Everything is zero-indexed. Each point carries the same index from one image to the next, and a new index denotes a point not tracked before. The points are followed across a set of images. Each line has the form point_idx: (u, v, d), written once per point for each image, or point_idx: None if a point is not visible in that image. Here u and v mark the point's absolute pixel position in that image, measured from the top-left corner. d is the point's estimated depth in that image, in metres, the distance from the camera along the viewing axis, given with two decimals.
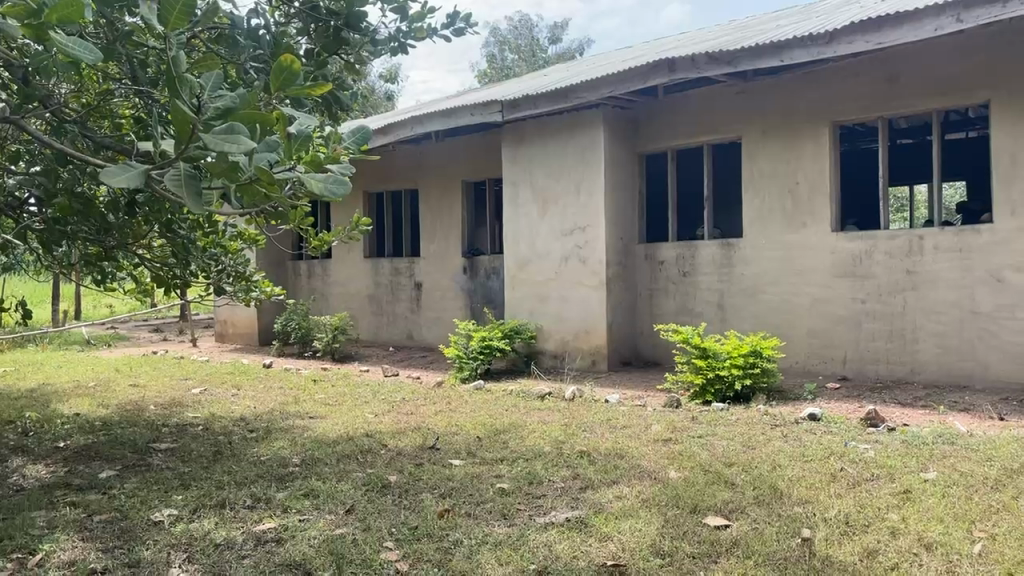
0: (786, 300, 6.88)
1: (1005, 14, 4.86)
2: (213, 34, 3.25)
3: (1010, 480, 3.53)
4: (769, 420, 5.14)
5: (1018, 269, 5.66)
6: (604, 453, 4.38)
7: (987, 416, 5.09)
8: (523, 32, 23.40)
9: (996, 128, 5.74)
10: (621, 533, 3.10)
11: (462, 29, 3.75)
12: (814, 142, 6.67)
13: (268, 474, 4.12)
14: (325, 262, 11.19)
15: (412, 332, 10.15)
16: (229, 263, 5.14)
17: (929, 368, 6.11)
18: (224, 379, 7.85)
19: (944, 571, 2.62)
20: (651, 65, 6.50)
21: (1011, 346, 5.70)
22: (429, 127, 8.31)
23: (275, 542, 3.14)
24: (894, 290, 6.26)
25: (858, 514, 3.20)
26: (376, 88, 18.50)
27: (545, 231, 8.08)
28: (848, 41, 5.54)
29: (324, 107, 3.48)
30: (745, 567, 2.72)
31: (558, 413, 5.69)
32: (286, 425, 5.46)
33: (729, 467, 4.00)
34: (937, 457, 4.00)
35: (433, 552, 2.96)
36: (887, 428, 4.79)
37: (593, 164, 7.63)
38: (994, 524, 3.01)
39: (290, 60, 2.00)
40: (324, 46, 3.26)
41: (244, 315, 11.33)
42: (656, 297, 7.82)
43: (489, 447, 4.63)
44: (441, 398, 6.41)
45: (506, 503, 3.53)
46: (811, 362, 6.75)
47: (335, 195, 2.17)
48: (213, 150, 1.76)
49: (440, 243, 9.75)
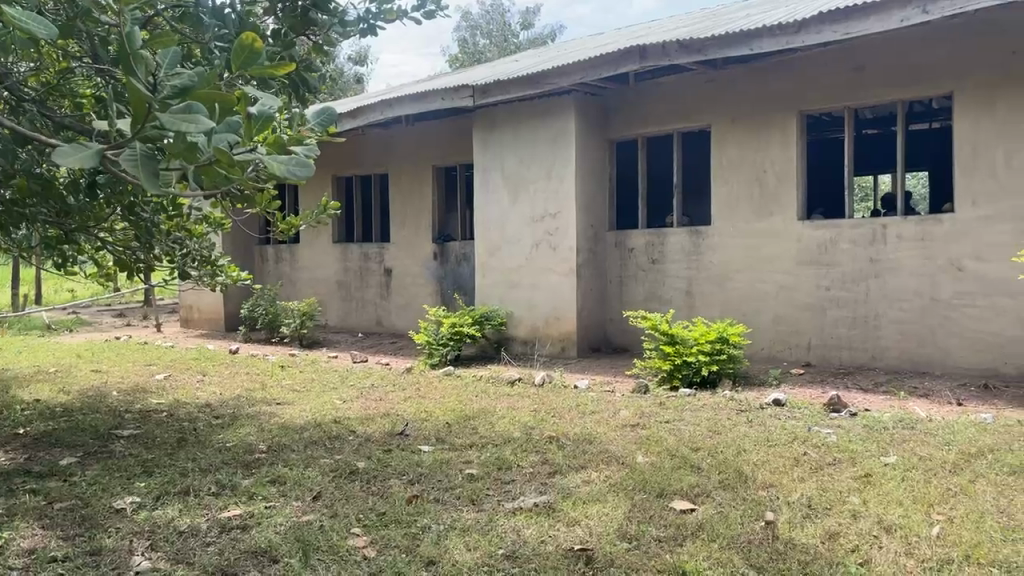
0: (753, 288, 6.96)
1: (969, 6, 4.94)
2: (176, 13, 3.12)
3: (967, 464, 3.63)
4: (735, 405, 5.20)
5: (977, 258, 5.79)
6: (573, 438, 4.41)
7: (946, 401, 5.21)
8: (495, 17, 23.27)
9: (958, 118, 5.85)
10: (589, 517, 3.12)
11: (432, 12, 3.72)
12: (783, 131, 6.73)
13: (234, 460, 4.08)
14: (293, 247, 11.07)
15: (381, 318, 10.09)
16: (194, 247, 5.03)
17: (890, 354, 6.23)
18: (189, 365, 7.73)
19: (902, 553, 2.68)
20: (622, 51, 6.50)
21: (970, 333, 5.83)
22: (400, 110, 8.23)
23: (240, 529, 3.11)
24: (858, 278, 6.36)
25: (821, 497, 3.26)
26: (345, 70, 18.27)
27: (515, 217, 8.07)
28: (817, 31, 5.58)
29: (291, 89, 3.47)
30: (710, 550, 2.76)
31: (528, 398, 5.71)
32: (253, 411, 5.40)
33: (695, 452, 4.05)
34: (898, 442, 4.08)
35: (400, 538, 2.96)
36: (849, 413, 4.88)
37: (564, 150, 7.63)
38: (951, 507, 3.08)
39: (252, 39, 1.97)
40: (291, 26, 3.25)
41: (210, 300, 11.19)
42: (626, 284, 7.86)
43: (458, 432, 4.63)
44: (410, 385, 6.39)
45: (474, 488, 3.54)
46: (777, 348, 6.84)
47: (298, 177, 2.12)
48: (170, 129, 1.73)
49: (410, 229, 9.69)
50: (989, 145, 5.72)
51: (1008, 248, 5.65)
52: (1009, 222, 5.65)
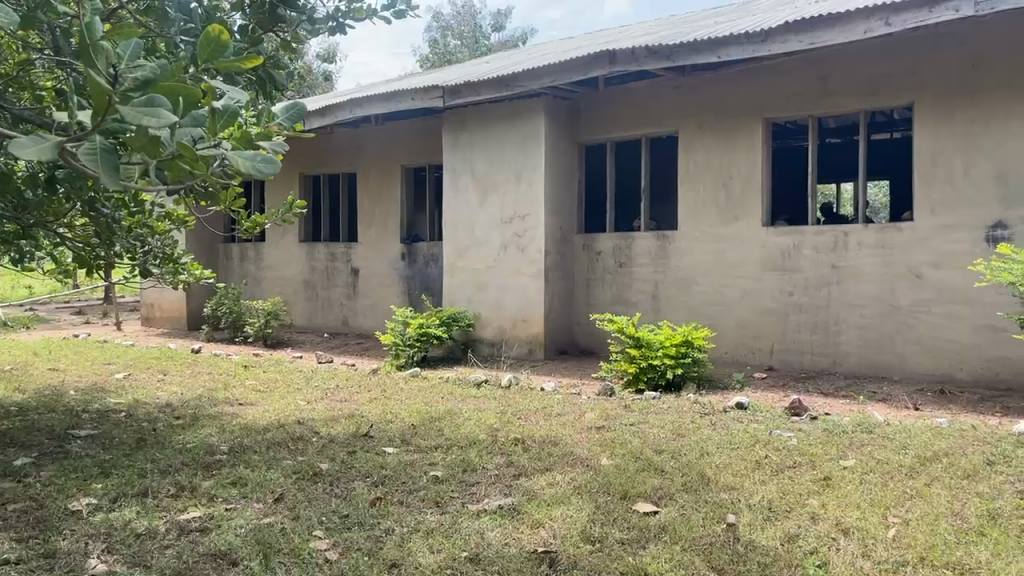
0: (717, 292, 7.03)
1: (930, 19, 5.04)
2: (141, 6, 3.04)
3: (923, 468, 3.71)
4: (698, 408, 5.26)
5: (935, 266, 5.92)
6: (538, 440, 4.41)
7: (904, 406, 5.32)
8: (466, 18, 23.26)
9: (918, 129, 5.99)
10: (553, 519, 3.13)
11: (402, 12, 3.70)
12: (748, 137, 6.81)
13: (194, 461, 4.01)
14: (258, 245, 10.94)
15: (348, 318, 10.00)
16: (156, 244, 4.92)
17: (850, 359, 6.35)
18: (150, 364, 7.59)
19: (860, 555, 2.72)
20: (592, 56, 6.53)
21: (927, 339, 5.96)
22: (369, 109, 8.17)
23: (200, 531, 3.06)
24: (820, 284, 6.47)
25: (781, 500, 3.31)
26: (313, 68, 18.13)
27: (483, 219, 8.06)
28: (783, 40, 5.67)
29: (258, 86, 3.42)
30: (671, 552, 2.78)
31: (494, 400, 5.71)
32: (214, 411, 5.32)
33: (659, 454, 4.08)
34: (856, 446, 4.15)
35: (364, 540, 2.93)
36: (810, 417, 4.96)
37: (533, 153, 7.65)
38: (907, 510, 3.15)
39: (219, 32, 1.94)
40: (258, 23, 3.21)
41: (172, 298, 11.00)
42: (593, 287, 7.90)
43: (423, 434, 4.61)
44: (375, 386, 6.34)
45: (439, 490, 3.53)
46: (741, 352, 6.93)
47: (263, 174, 2.07)
48: (131, 122, 1.69)
49: (378, 228, 9.63)
50: (948, 156, 5.86)
51: (965, 257, 5.79)
52: (966, 231, 5.79)
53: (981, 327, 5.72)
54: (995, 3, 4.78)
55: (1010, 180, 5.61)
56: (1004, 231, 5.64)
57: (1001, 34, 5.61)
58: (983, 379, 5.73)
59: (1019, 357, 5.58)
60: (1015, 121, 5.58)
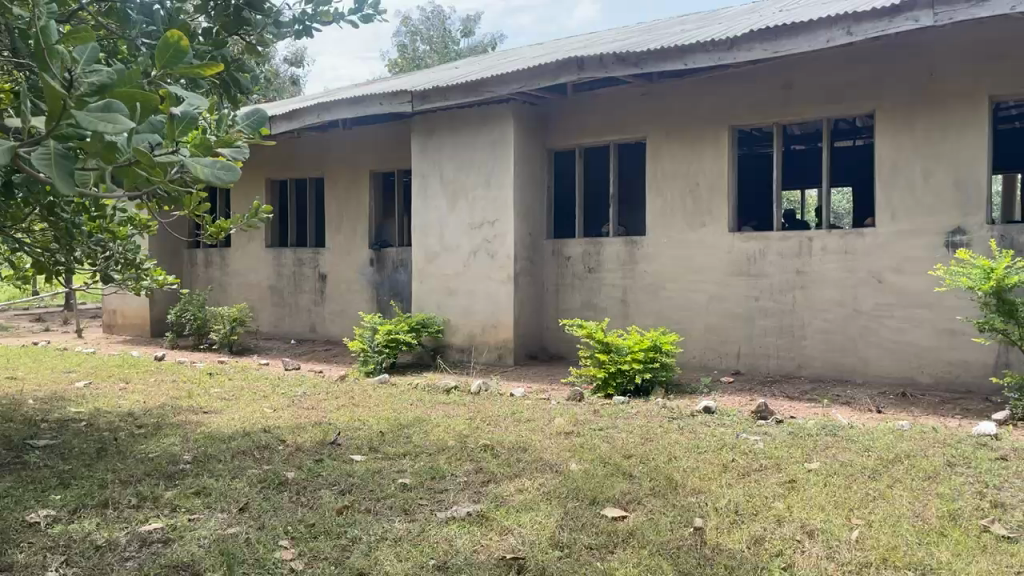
0: (684, 298, 7.09)
1: (890, 29, 5.15)
2: (103, 7, 2.98)
3: (886, 470, 3.77)
4: (666, 412, 5.29)
5: (896, 271, 6.04)
6: (508, 446, 4.41)
7: (867, 409, 5.40)
8: (435, 23, 23.22)
9: (879, 137, 6.11)
10: (522, 525, 3.13)
11: (370, 16, 3.68)
12: (715, 144, 6.88)
13: (156, 471, 3.94)
14: (224, 251, 10.80)
15: (315, 325, 9.91)
16: (117, 249, 4.81)
17: (814, 363, 6.44)
18: (112, 372, 7.45)
19: (825, 557, 2.75)
20: (560, 63, 6.57)
21: (890, 343, 6.07)
22: (336, 114, 8.11)
23: (162, 543, 2.99)
24: (784, 289, 6.56)
25: (747, 503, 3.34)
26: (280, 71, 17.95)
27: (453, 224, 8.04)
28: (747, 49, 5.74)
29: (222, 89, 3.39)
30: (639, 557, 2.79)
31: (463, 406, 5.69)
32: (178, 420, 5.22)
33: (627, 459, 4.10)
34: (821, 449, 4.20)
35: (330, 549, 2.90)
36: (776, 420, 5.01)
37: (502, 159, 7.65)
38: (870, 511, 3.20)
39: (178, 37, 1.91)
40: (224, 25, 3.19)
41: (135, 304, 10.80)
42: (563, 292, 7.92)
43: (391, 441, 4.57)
44: (343, 392, 6.28)
45: (407, 498, 3.49)
46: (708, 356, 6.99)
47: (224, 181, 2.03)
48: (87, 128, 1.65)
49: (346, 234, 9.56)
50: (908, 163, 5.98)
51: (925, 262, 5.91)
52: (926, 236, 5.91)
53: (942, 331, 5.83)
54: (953, 14, 4.89)
55: (967, 187, 5.73)
56: (963, 236, 5.76)
57: (958, 44, 5.74)
58: (943, 382, 5.84)
59: (977, 360, 5.69)
60: (972, 129, 5.71)
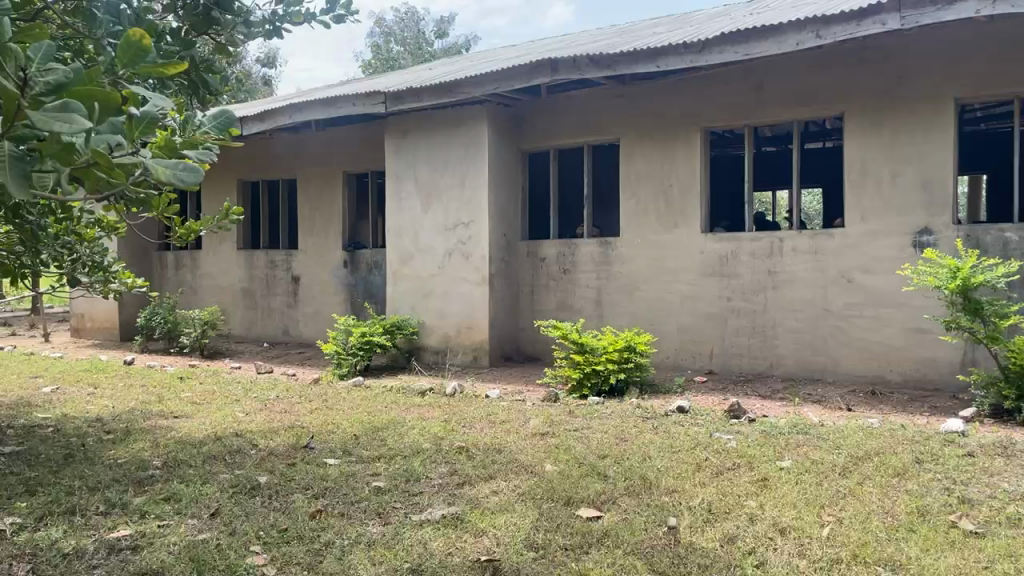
0: (658, 298, 7.14)
1: (859, 32, 5.22)
2: (69, 6, 2.91)
3: (856, 467, 3.82)
4: (640, 413, 5.31)
5: (865, 271, 6.12)
6: (483, 447, 4.40)
7: (838, 407, 5.47)
8: (410, 24, 23.14)
9: (848, 139, 6.20)
10: (497, 527, 3.12)
11: (342, 16, 3.66)
12: (687, 145, 6.93)
13: (125, 477, 3.87)
14: (194, 253, 10.67)
15: (288, 327, 9.83)
16: (84, 252, 4.72)
17: (786, 362, 6.52)
18: (80, 377, 7.32)
19: (796, 555, 2.78)
20: (534, 64, 6.57)
21: (859, 341, 6.15)
22: (309, 114, 8.05)
23: (130, 550, 2.94)
24: (756, 289, 6.62)
25: (720, 502, 3.36)
26: (252, 71, 17.78)
27: (427, 226, 8.01)
28: (719, 51, 5.79)
29: (190, 90, 3.36)
30: (613, 557, 2.79)
31: (438, 408, 5.67)
32: (147, 425, 5.14)
33: (602, 460, 4.11)
34: (792, 446, 4.25)
35: (303, 554, 2.87)
36: (747, 419, 5.05)
37: (476, 160, 7.65)
38: (840, 508, 3.23)
39: (140, 36, 1.88)
40: (193, 24, 3.16)
41: (104, 307, 10.62)
42: (538, 293, 7.93)
43: (366, 444, 4.55)
44: (317, 396, 6.23)
45: (382, 501, 3.47)
46: (681, 356, 7.04)
47: (187, 183, 1.95)
48: (41, 128, 1.62)
49: (319, 235, 9.48)
50: (876, 165, 6.08)
51: (894, 262, 6.00)
52: (894, 237, 6.00)
53: (909, 330, 5.93)
54: (919, 17, 4.98)
55: (934, 189, 5.84)
56: (930, 236, 5.86)
57: (923, 47, 5.85)
58: (911, 380, 5.93)
59: (944, 358, 5.79)
60: (938, 132, 5.82)
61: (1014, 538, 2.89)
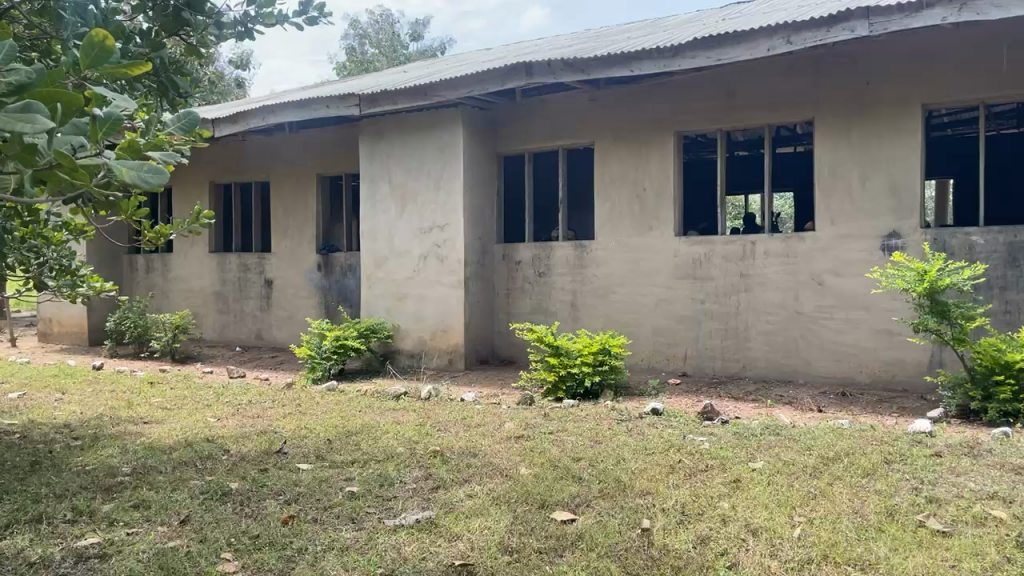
0: (632, 301, 7.18)
1: (828, 38, 5.30)
2: (36, 6, 2.84)
3: (826, 467, 3.86)
4: (615, 415, 5.34)
5: (836, 274, 6.20)
6: (457, 451, 4.39)
7: (809, 409, 5.54)
8: (384, 26, 23.06)
9: (819, 143, 6.28)
10: (472, 532, 3.11)
11: (316, 18, 3.63)
12: (661, 148, 6.98)
13: (93, 484, 3.81)
14: (165, 256, 10.54)
15: (261, 331, 9.73)
16: (51, 255, 4.63)
17: (758, 364, 6.58)
18: (47, 382, 7.19)
19: (767, 555, 2.81)
20: (508, 67, 6.58)
21: (830, 344, 6.23)
22: (282, 117, 7.98)
23: (98, 558, 2.89)
24: (729, 292, 6.68)
25: (693, 503, 3.38)
26: (224, 73, 17.60)
27: (402, 229, 7.99)
28: (691, 56, 5.84)
29: (159, 92, 3.32)
30: (588, 560, 2.80)
31: (412, 412, 5.65)
32: (116, 431, 5.06)
33: (577, 462, 4.12)
34: (764, 448, 4.30)
35: (275, 561, 2.84)
36: (721, 420, 5.10)
37: (451, 163, 7.64)
38: (811, 509, 3.27)
39: (103, 36, 1.85)
40: (163, 25, 3.12)
41: (71, 311, 10.44)
42: (513, 296, 7.94)
43: (339, 448, 4.51)
44: (291, 400, 6.17)
45: (355, 506, 3.45)
46: (656, 359, 7.08)
47: (151, 185, 1.92)
48: (3, 129, 1.60)
49: (293, 238, 9.41)
50: (846, 170, 6.16)
51: (863, 265, 6.09)
52: (863, 240, 6.09)
53: (879, 332, 6.02)
54: (887, 24, 5.06)
55: (902, 193, 5.93)
56: (898, 240, 5.96)
57: (892, 54, 5.94)
58: (880, 381, 6.03)
59: (912, 359, 5.89)
60: (906, 136, 5.91)
61: (980, 536, 2.95)
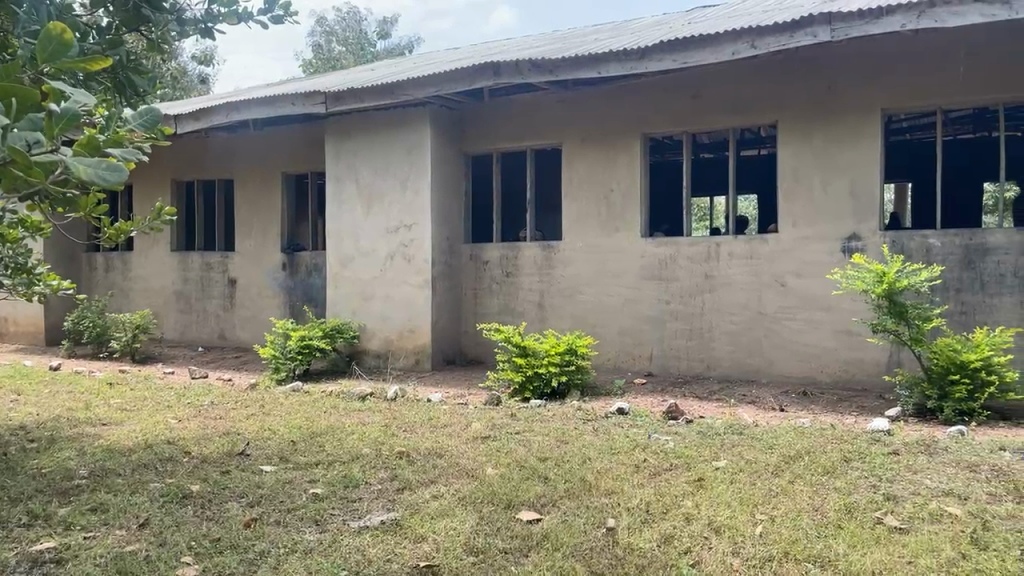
0: (598, 301, 7.21)
1: (790, 44, 5.39)
2: None
3: (787, 466, 3.92)
4: (581, 415, 5.35)
5: (798, 275, 6.30)
6: (423, 453, 4.36)
7: (771, 408, 5.62)
8: (351, 24, 22.89)
9: (783, 146, 6.38)
10: (437, 533, 3.10)
11: (280, 17, 3.59)
12: (628, 151, 7.03)
13: (48, 488, 3.72)
14: (125, 255, 10.34)
15: (224, 331, 9.59)
16: (6, 254, 4.52)
17: (723, 364, 6.66)
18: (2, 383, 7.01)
19: (729, 553, 2.84)
20: (476, 67, 6.57)
21: (792, 344, 6.33)
22: (246, 114, 7.87)
23: (54, 563, 2.83)
24: (693, 292, 6.75)
25: (658, 502, 3.41)
26: (188, 69, 17.32)
27: (369, 229, 7.93)
28: (658, 59, 5.88)
29: (117, 90, 3.25)
30: (552, 559, 2.81)
31: (378, 413, 5.61)
32: (72, 433, 4.94)
33: (543, 462, 4.13)
34: (727, 447, 4.34)
35: (236, 564, 2.80)
36: (685, 420, 5.14)
37: (418, 163, 7.60)
38: (773, 507, 3.32)
39: (60, 30, 1.81)
40: (124, 20, 3.06)
41: (28, 311, 10.18)
42: (480, 296, 7.93)
43: (303, 450, 4.47)
44: (254, 401, 6.09)
45: (318, 508, 3.41)
46: (621, 359, 7.12)
47: (110, 183, 1.85)
48: None
49: (257, 238, 9.29)
50: (808, 173, 6.27)
51: (824, 267, 6.19)
52: (824, 242, 6.20)
53: (839, 333, 6.13)
54: (849, 30, 5.15)
55: (862, 197, 6.05)
56: (858, 242, 6.07)
57: (853, 59, 6.06)
58: (840, 381, 6.13)
59: (872, 359, 6.00)
60: (866, 140, 6.03)
61: (935, 533, 3.01)
